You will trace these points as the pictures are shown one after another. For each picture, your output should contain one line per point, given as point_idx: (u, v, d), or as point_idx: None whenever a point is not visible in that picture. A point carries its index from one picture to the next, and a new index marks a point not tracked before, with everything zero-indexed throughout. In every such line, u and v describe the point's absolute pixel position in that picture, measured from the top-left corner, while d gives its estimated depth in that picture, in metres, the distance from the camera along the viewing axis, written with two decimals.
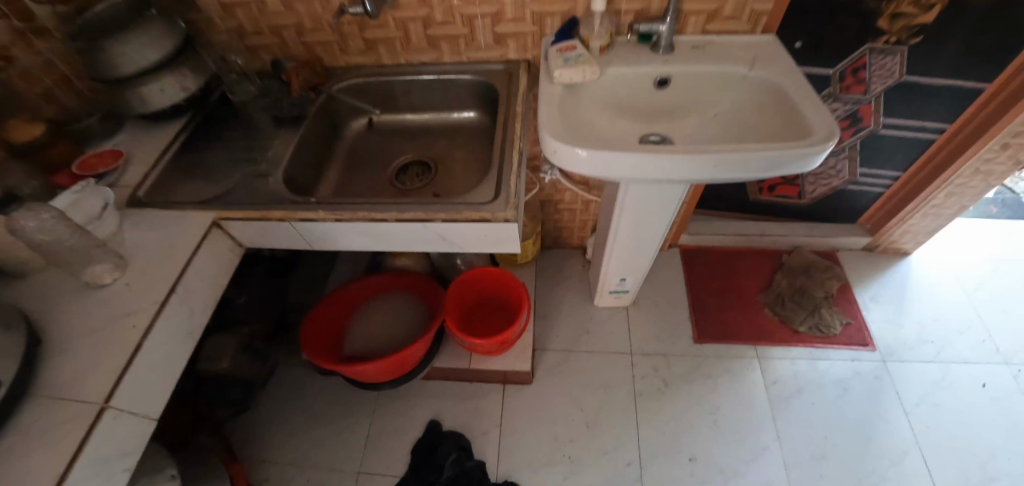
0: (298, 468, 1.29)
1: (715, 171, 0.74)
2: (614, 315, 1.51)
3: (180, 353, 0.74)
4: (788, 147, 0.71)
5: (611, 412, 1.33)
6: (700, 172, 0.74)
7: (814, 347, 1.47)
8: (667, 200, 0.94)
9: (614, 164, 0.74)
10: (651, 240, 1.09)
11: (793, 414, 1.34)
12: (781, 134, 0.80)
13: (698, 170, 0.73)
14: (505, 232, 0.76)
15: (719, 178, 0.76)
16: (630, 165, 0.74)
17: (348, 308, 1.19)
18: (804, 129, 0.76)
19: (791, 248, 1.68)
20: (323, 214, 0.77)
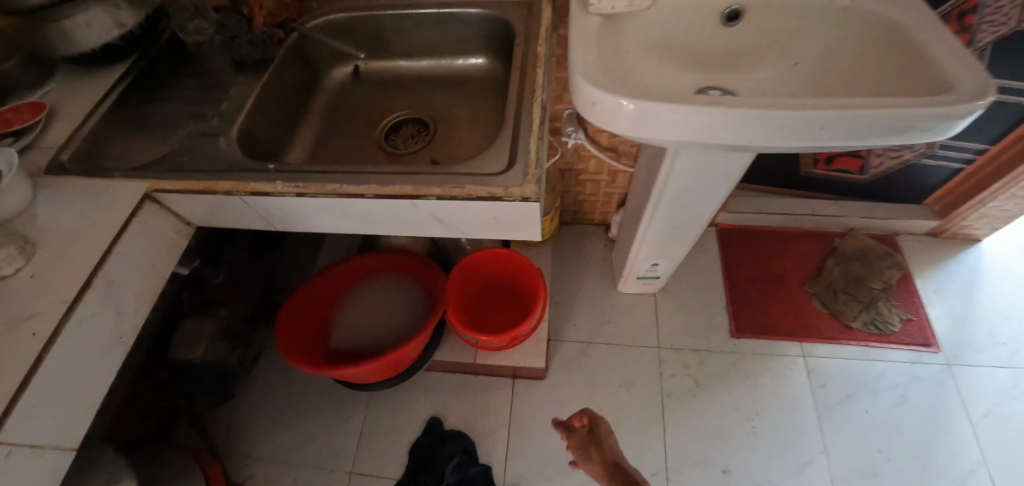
0: (285, 466, 1.17)
1: (812, 138, 0.54)
2: (639, 303, 1.33)
3: (107, 362, 0.58)
4: (922, 105, 0.50)
5: (633, 415, 1.17)
6: (789, 139, 0.54)
7: (868, 346, 1.28)
8: (726, 172, 0.74)
9: (671, 125, 0.54)
10: (695, 219, 0.89)
11: (842, 423, 1.17)
12: (899, 85, 0.58)
13: (787, 135, 0.53)
14: (521, 214, 0.57)
15: (813, 145, 0.56)
16: (693, 128, 0.54)
17: (331, 293, 1.02)
18: (936, 82, 0.55)
19: (845, 231, 1.45)
20: (281, 187, 0.58)
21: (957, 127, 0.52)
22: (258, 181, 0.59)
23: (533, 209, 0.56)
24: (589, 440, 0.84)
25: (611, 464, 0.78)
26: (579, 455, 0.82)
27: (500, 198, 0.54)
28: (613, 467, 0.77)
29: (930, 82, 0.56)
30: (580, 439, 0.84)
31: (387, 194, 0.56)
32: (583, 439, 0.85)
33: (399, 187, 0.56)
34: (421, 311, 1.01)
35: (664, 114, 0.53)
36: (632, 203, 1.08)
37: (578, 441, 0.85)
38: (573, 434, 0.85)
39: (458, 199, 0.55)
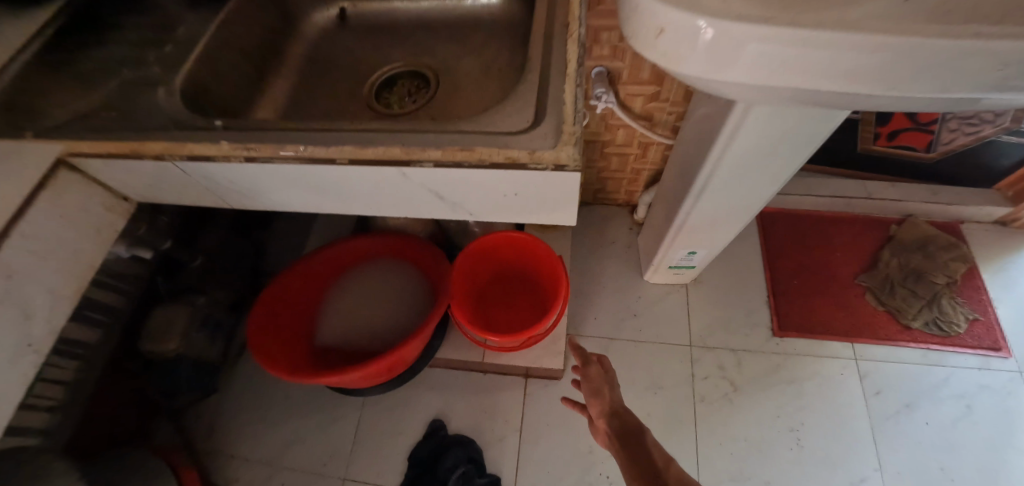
0: (272, 469, 1.06)
1: (981, 88, 0.34)
2: (668, 295, 1.18)
3: (5, 374, 0.46)
4: None
5: (661, 422, 1.04)
6: (942, 91, 0.35)
7: (928, 348, 1.11)
8: (805, 138, 0.58)
9: (756, 62, 0.36)
10: (750, 198, 0.74)
11: (898, 437, 1.03)
12: None
13: (942, 84, 0.35)
14: (547, 188, 0.43)
15: (967, 105, 0.38)
16: (792, 68, 0.36)
17: (318, 283, 0.88)
18: None
19: (902, 218, 1.28)
20: (226, 148, 0.43)
21: None
22: (196, 141, 0.44)
23: (567, 181, 0.41)
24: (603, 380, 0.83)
25: (614, 406, 0.79)
26: (588, 390, 0.83)
27: (524, 165, 0.39)
28: (616, 409, 0.79)
29: None
30: (598, 376, 0.83)
31: (366, 159, 0.41)
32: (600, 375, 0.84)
33: (383, 148, 0.40)
34: (422, 303, 0.87)
35: (747, 44, 0.35)
36: (669, 181, 0.92)
37: (592, 376, 0.85)
38: (591, 367, 0.85)
39: (465, 166, 0.40)
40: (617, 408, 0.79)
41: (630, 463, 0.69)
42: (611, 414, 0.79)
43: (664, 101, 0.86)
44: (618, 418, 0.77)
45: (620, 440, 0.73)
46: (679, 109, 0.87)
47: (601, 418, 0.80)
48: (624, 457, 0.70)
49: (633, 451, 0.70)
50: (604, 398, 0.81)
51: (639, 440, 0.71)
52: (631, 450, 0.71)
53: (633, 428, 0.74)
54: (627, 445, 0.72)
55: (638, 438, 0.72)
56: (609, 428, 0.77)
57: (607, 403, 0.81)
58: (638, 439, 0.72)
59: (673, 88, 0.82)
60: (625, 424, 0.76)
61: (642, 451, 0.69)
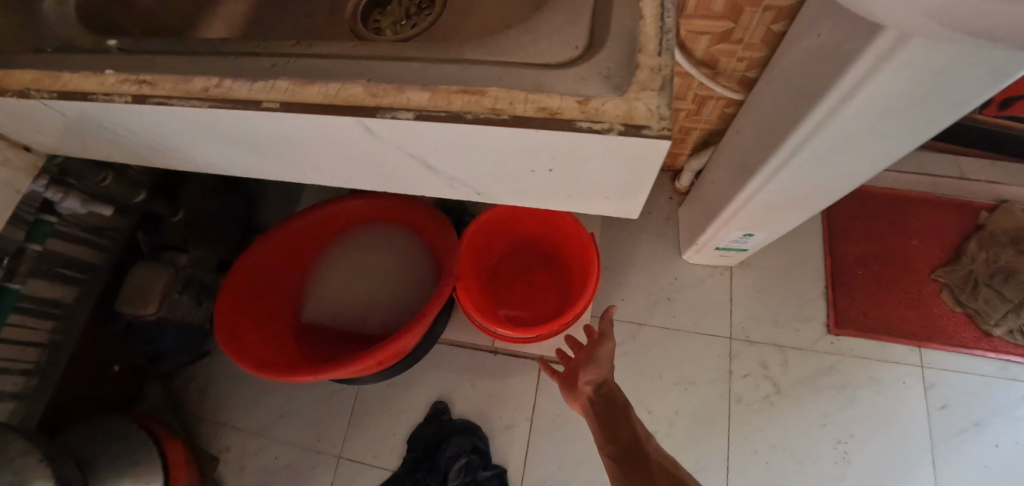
0: (265, 441, 0.99)
1: None
2: (708, 279, 1.03)
3: None
4: None
5: (687, 423, 0.92)
6: None
7: (1009, 361, 0.94)
8: (955, 97, 0.42)
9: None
10: (845, 170, 0.57)
11: (964, 461, 0.87)
12: None
13: None
14: (600, 162, 0.28)
15: None
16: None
17: (301, 252, 0.75)
18: None
19: (997, 204, 1.05)
20: (111, 80, 0.29)
21: None
22: (76, 71, 0.31)
23: (640, 152, 0.25)
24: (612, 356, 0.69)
25: (607, 375, 0.70)
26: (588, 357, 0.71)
27: (567, 122, 0.24)
28: (608, 378, 0.70)
29: None
30: (608, 351, 0.69)
31: (307, 103, 0.26)
32: (606, 349, 0.70)
33: (337, 85, 0.26)
34: (424, 283, 0.74)
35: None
36: (733, 148, 0.75)
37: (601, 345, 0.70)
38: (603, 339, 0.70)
39: (466, 120, 0.24)
40: (610, 378, 0.70)
41: (606, 434, 0.64)
42: (601, 383, 0.70)
43: (737, 43, 0.66)
44: (607, 388, 0.70)
45: (605, 409, 0.67)
46: (753, 55, 0.68)
47: (589, 385, 0.71)
48: (602, 427, 0.65)
49: (613, 422, 0.65)
50: (602, 367, 0.71)
51: (622, 412, 0.65)
52: (612, 421, 0.65)
53: (620, 400, 0.67)
54: (609, 415, 0.66)
55: (623, 410, 0.65)
56: (595, 397, 0.70)
57: (603, 371, 0.70)
58: (621, 411, 0.66)
59: (752, 26, 0.62)
60: (612, 396, 0.69)
61: (622, 422, 0.64)
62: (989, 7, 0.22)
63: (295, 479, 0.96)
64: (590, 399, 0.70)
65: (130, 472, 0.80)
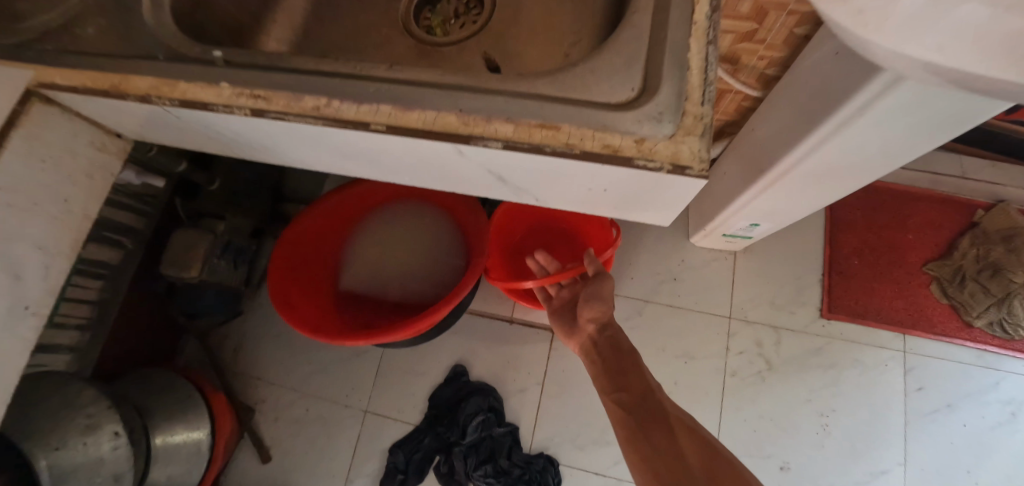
0: (297, 394, 1.08)
1: None
2: (713, 262, 1.09)
3: (3, 339, 0.44)
4: None
5: (685, 393, 1.00)
6: None
7: (985, 350, 1.01)
8: (954, 119, 0.46)
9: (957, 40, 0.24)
10: (849, 174, 0.62)
11: (933, 435, 0.97)
12: None
13: None
14: (648, 188, 0.34)
15: None
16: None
17: (338, 226, 0.81)
18: None
19: (994, 202, 1.09)
20: (227, 93, 0.35)
21: None
22: (192, 81, 0.36)
23: (681, 184, 0.32)
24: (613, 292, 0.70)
25: (611, 317, 0.70)
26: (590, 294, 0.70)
27: (627, 158, 0.30)
28: (613, 321, 0.70)
29: None
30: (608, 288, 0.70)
31: (408, 127, 0.31)
32: (608, 285, 0.70)
33: (433, 112, 0.31)
34: (453, 258, 0.80)
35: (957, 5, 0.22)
36: (747, 144, 0.79)
37: (601, 281, 0.70)
38: (600, 275, 0.70)
39: (546, 152, 0.30)
40: (614, 319, 0.70)
41: (615, 381, 0.64)
42: (606, 325, 0.70)
43: (759, 42, 0.68)
44: (613, 331, 0.69)
45: (613, 355, 0.66)
46: (774, 55, 0.70)
47: (592, 323, 0.71)
48: (609, 373, 0.65)
49: (622, 369, 0.65)
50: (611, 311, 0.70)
51: (632, 360, 0.65)
52: (620, 368, 0.65)
53: (625, 345, 0.67)
54: (618, 361, 0.65)
55: (631, 358, 0.65)
56: (598, 337, 0.70)
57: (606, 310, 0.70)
58: (630, 359, 0.65)
59: (775, 27, 0.64)
60: (617, 339, 0.68)
61: (632, 370, 0.64)
62: (967, 80, 0.27)
63: (326, 428, 1.05)
64: (593, 338, 0.70)
65: (183, 418, 0.89)
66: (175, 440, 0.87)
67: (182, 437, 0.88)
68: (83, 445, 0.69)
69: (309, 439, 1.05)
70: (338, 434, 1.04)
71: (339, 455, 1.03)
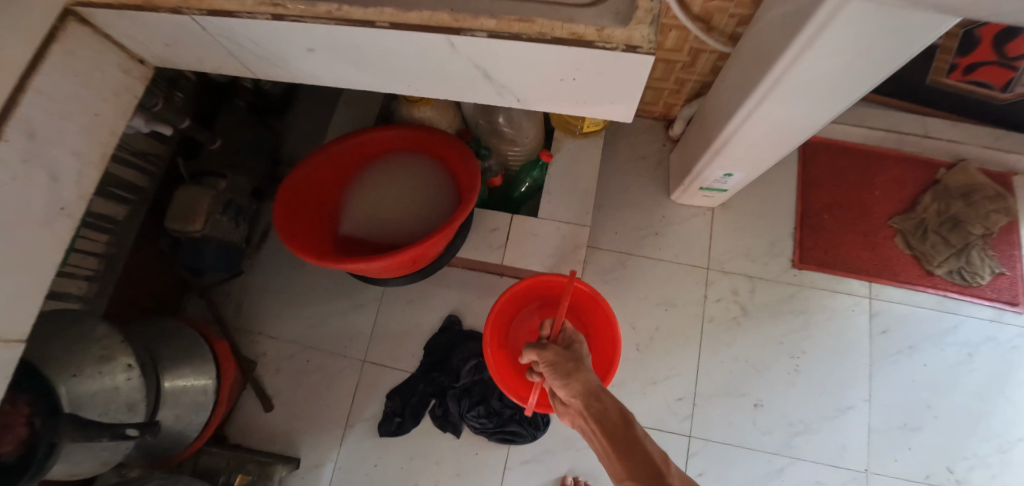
0: (298, 347, 1.13)
1: None
2: (692, 217, 1.15)
3: (42, 237, 0.46)
4: None
5: (668, 337, 1.07)
6: None
7: (946, 295, 1.09)
8: (896, 49, 0.51)
9: None
10: (808, 117, 0.68)
11: (895, 373, 1.04)
12: None
13: None
14: (611, 76, 0.40)
15: None
16: None
17: (336, 173, 0.85)
18: None
19: (955, 162, 1.17)
20: (248, 2, 0.38)
21: None
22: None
23: (636, 67, 0.37)
24: (576, 361, 0.66)
25: (590, 383, 0.62)
26: (552, 371, 0.66)
27: (589, 42, 0.36)
28: (593, 387, 0.61)
29: None
30: (560, 355, 0.67)
31: (409, 21, 0.36)
32: (558, 355, 0.68)
33: (429, 12, 0.36)
34: (447, 201, 0.85)
35: None
36: (719, 96, 0.85)
37: (551, 355, 0.68)
38: (544, 349, 0.69)
39: (523, 39, 0.36)
40: (595, 384, 0.62)
41: (622, 466, 0.53)
42: (589, 398, 0.61)
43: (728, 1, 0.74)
44: (596, 398, 0.60)
45: (606, 433, 0.57)
46: (743, 13, 0.76)
47: (573, 401, 0.63)
48: (613, 459, 0.55)
49: (623, 449, 0.54)
50: (587, 381, 0.62)
51: (630, 436, 0.55)
52: (623, 447, 0.54)
53: (617, 415, 0.58)
54: (615, 440, 0.55)
55: (629, 433, 0.55)
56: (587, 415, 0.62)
57: (582, 377, 0.63)
58: (630, 438, 0.55)
59: None
60: (602, 405, 0.59)
61: (636, 450, 0.53)
62: None
63: (326, 378, 1.11)
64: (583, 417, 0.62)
65: (188, 364, 0.93)
66: (182, 384, 0.91)
67: (188, 381, 0.92)
68: (99, 375, 0.74)
69: (310, 388, 1.11)
70: (338, 382, 1.10)
71: (340, 401, 1.09)
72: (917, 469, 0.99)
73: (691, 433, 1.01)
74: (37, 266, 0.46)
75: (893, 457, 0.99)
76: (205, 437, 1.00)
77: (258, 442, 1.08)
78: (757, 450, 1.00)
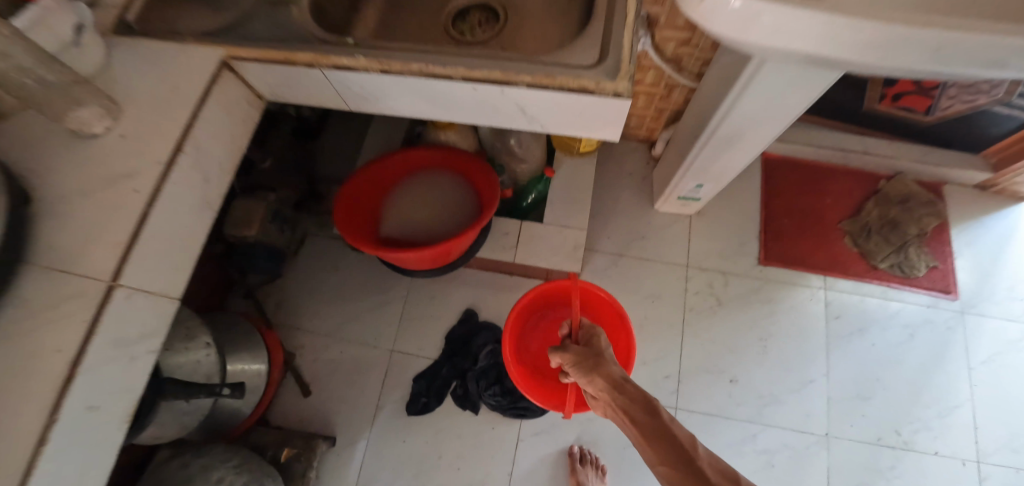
0: (332, 339, 1.29)
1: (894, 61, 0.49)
2: (673, 222, 1.34)
3: (192, 225, 0.64)
4: None
5: (655, 325, 1.24)
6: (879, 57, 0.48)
7: (889, 286, 1.29)
8: (806, 90, 0.72)
9: (749, 26, 0.49)
10: (755, 139, 0.88)
11: (849, 352, 1.23)
12: None
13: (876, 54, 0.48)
14: (605, 110, 0.59)
15: (899, 72, 0.51)
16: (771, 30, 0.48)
17: (379, 184, 1.03)
18: None
19: (892, 174, 1.39)
20: (363, 62, 0.59)
21: None
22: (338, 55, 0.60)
23: (622, 105, 0.57)
24: (600, 358, 0.75)
25: (614, 377, 0.71)
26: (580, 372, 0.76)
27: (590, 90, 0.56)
28: (617, 379, 0.70)
29: None
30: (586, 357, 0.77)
31: (473, 76, 0.57)
32: (584, 357, 0.77)
33: (485, 70, 0.56)
34: (470, 207, 1.04)
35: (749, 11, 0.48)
36: (688, 121, 1.05)
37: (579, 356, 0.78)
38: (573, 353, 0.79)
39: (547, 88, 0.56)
40: (620, 377, 0.71)
41: (650, 448, 0.62)
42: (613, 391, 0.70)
43: (694, 47, 0.96)
44: (620, 389, 0.69)
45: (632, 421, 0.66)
46: (705, 56, 0.97)
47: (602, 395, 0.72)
48: (643, 444, 0.64)
49: (649, 433, 0.63)
50: (607, 371, 0.72)
51: (656, 422, 0.64)
52: (650, 432, 0.63)
53: (641, 403, 0.66)
54: (641, 427, 0.64)
55: (652, 419, 0.64)
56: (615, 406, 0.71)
57: (607, 373, 0.72)
58: (654, 422, 0.64)
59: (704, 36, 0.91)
60: (625, 395, 0.68)
61: (661, 433, 0.62)
62: (767, 48, 0.52)
63: (357, 366, 1.26)
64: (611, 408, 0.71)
65: (245, 349, 1.09)
66: (240, 367, 1.07)
67: (243, 365, 1.07)
68: (185, 350, 0.90)
69: (342, 374, 1.26)
70: (369, 369, 1.25)
71: (370, 385, 1.24)
72: (869, 432, 1.16)
73: (677, 406, 1.17)
74: (187, 244, 0.64)
75: (849, 423, 1.17)
76: (256, 415, 1.15)
77: (297, 423, 1.22)
78: (733, 419, 1.16)
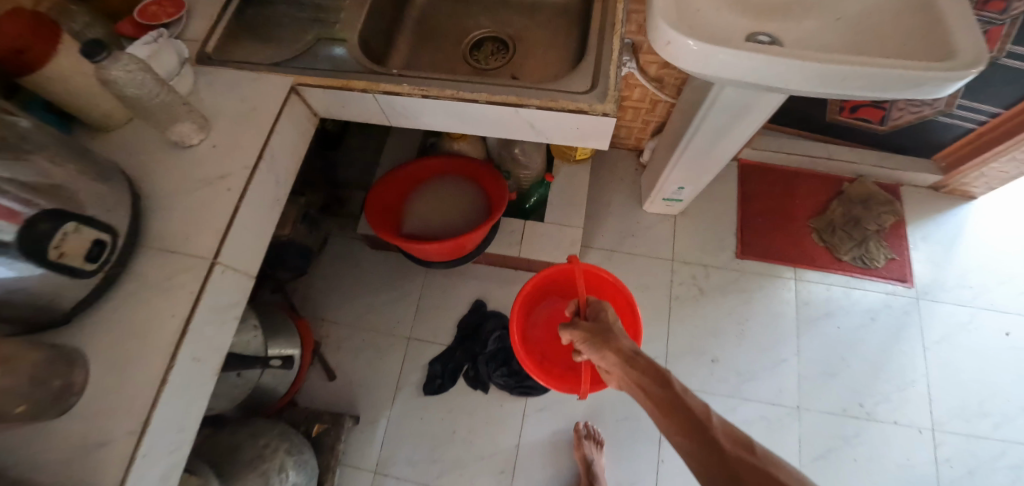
0: (355, 329, 1.43)
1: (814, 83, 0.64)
2: (660, 222, 1.50)
3: (265, 218, 0.79)
4: (922, 67, 0.60)
5: (645, 312, 1.39)
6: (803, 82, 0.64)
7: (852, 276, 1.45)
8: (762, 108, 0.88)
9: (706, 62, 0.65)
10: (724, 147, 1.04)
11: (817, 333, 1.38)
12: (915, 54, 0.68)
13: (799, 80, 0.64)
14: (597, 127, 0.75)
15: (822, 92, 0.67)
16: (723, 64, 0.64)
17: (400, 187, 1.19)
18: (944, 51, 0.65)
19: (854, 177, 1.56)
20: (406, 89, 0.75)
21: (949, 90, 0.63)
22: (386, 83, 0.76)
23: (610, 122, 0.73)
24: (612, 334, 0.81)
25: (625, 350, 0.76)
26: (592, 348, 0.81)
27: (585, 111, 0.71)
28: (627, 353, 0.75)
29: (939, 50, 0.65)
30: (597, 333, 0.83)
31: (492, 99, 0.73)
32: (597, 335, 0.83)
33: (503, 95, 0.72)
34: (480, 207, 1.19)
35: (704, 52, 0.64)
36: (670, 131, 1.21)
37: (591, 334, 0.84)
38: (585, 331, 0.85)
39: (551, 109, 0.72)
40: (631, 351, 0.75)
41: (658, 412, 0.66)
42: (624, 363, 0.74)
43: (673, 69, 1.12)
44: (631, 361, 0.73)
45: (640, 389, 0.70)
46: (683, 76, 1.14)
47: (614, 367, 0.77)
48: (652, 410, 0.67)
49: (658, 400, 0.67)
50: (616, 343, 0.78)
51: (665, 388, 0.67)
52: (658, 398, 0.67)
53: (651, 372, 0.70)
54: (650, 393, 0.68)
55: (661, 386, 0.67)
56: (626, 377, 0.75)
57: (618, 347, 0.77)
58: (664, 390, 0.67)
59: None
60: (635, 365, 0.72)
61: (670, 398, 0.65)
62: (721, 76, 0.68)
63: (378, 352, 1.40)
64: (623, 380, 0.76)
65: (282, 334, 1.22)
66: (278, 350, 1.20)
67: (281, 349, 1.21)
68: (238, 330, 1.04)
69: (365, 360, 1.39)
70: (389, 355, 1.39)
71: (390, 369, 1.38)
72: (836, 405, 1.31)
73: None
74: (260, 234, 0.78)
75: (818, 396, 1.31)
76: (290, 395, 1.28)
77: (325, 403, 1.35)
78: (714, 394, 1.31)
